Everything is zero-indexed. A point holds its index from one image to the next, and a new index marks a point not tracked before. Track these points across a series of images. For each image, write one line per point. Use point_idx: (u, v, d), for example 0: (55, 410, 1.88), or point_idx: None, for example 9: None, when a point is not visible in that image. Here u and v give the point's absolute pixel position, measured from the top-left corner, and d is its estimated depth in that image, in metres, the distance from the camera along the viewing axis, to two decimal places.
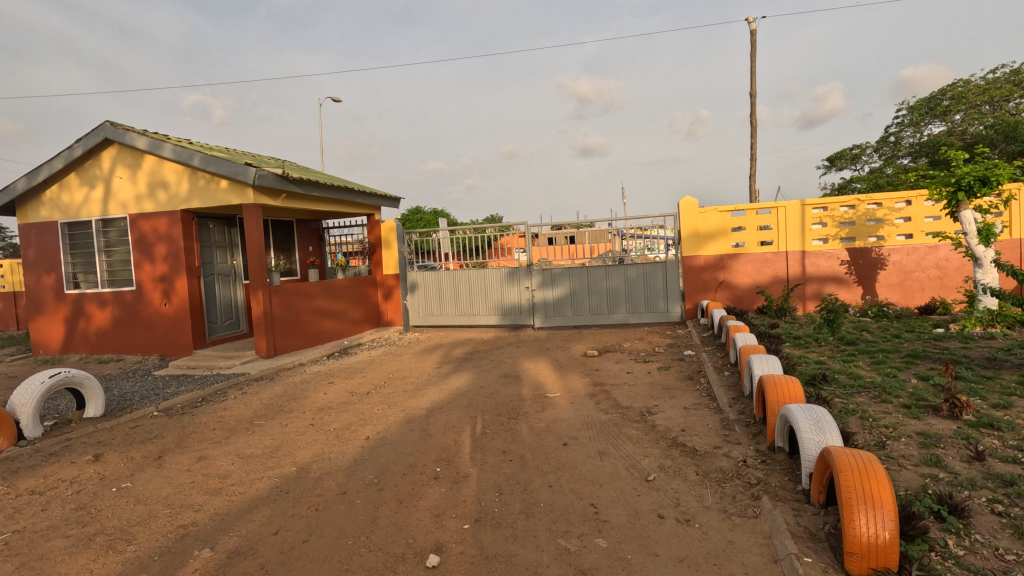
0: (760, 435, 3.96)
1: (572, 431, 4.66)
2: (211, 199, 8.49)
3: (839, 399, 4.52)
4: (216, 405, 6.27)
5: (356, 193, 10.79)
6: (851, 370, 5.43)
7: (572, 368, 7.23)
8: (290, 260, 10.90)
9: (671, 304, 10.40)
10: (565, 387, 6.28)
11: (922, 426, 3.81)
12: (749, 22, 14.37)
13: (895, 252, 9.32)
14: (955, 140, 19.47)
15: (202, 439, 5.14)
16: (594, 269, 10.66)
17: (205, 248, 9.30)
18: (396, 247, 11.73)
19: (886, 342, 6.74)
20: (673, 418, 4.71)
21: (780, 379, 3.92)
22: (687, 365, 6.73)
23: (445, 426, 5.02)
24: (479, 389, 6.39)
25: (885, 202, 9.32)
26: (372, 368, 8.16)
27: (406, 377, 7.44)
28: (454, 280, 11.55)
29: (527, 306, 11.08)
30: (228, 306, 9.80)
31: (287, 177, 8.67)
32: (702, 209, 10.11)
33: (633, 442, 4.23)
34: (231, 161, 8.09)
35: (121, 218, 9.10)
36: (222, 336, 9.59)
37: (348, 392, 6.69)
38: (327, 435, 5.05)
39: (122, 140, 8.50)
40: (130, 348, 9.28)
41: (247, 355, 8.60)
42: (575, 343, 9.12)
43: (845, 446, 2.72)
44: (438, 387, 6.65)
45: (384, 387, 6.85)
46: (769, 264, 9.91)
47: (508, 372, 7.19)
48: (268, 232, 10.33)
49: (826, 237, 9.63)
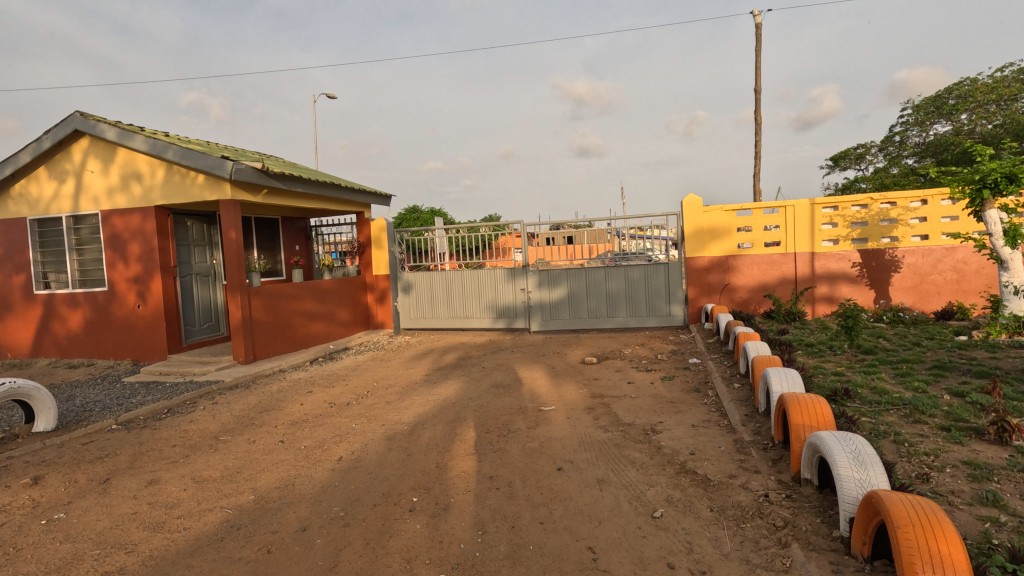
0: (780, 462, 3.47)
1: (568, 452, 4.17)
2: (186, 194, 7.99)
3: (867, 419, 4.04)
4: (182, 417, 5.77)
5: (344, 189, 10.30)
6: (874, 384, 4.95)
7: (569, 377, 6.74)
8: (274, 260, 10.40)
9: (673, 308, 9.92)
10: (561, 399, 5.79)
11: (967, 454, 3.33)
12: (754, 15, 13.90)
13: (910, 254, 8.85)
14: (963, 140, 18.97)
15: (158, 458, 4.64)
16: (593, 270, 10.17)
17: (182, 247, 8.81)
18: (387, 247, 11.24)
19: (907, 351, 6.26)
20: (680, 439, 4.22)
21: (805, 399, 3.42)
22: (692, 376, 6.23)
23: (428, 446, 4.53)
24: (468, 400, 5.90)
25: (900, 201, 8.85)
26: (356, 376, 7.66)
27: (391, 385, 6.94)
28: (446, 281, 11.05)
29: (523, 309, 10.59)
30: (207, 308, 9.30)
31: (268, 171, 8.18)
32: (706, 208, 9.64)
33: (636, 468, 3.74)
34: (207, 154, 7.61)
35: (93, 214, 8.60)
36: (199, 340, 9.09)
37: (327, 404, 6.19)
38: (296, 455, 4.55)
39: (92, 131, 8.00)
40: (102, 352, 8.76)
41: (224, 360, 8.10)
42: (573, 349, 8.64)
43: (897, 490, 2.24)
44: (423, 398, 6.14)
45: (366, 398, 6.36)
46: (777, 266, 9.43)
47: (500, 381, 6.70)
48: (251, 231, 9.84)
49: (836, 238, 9.16)
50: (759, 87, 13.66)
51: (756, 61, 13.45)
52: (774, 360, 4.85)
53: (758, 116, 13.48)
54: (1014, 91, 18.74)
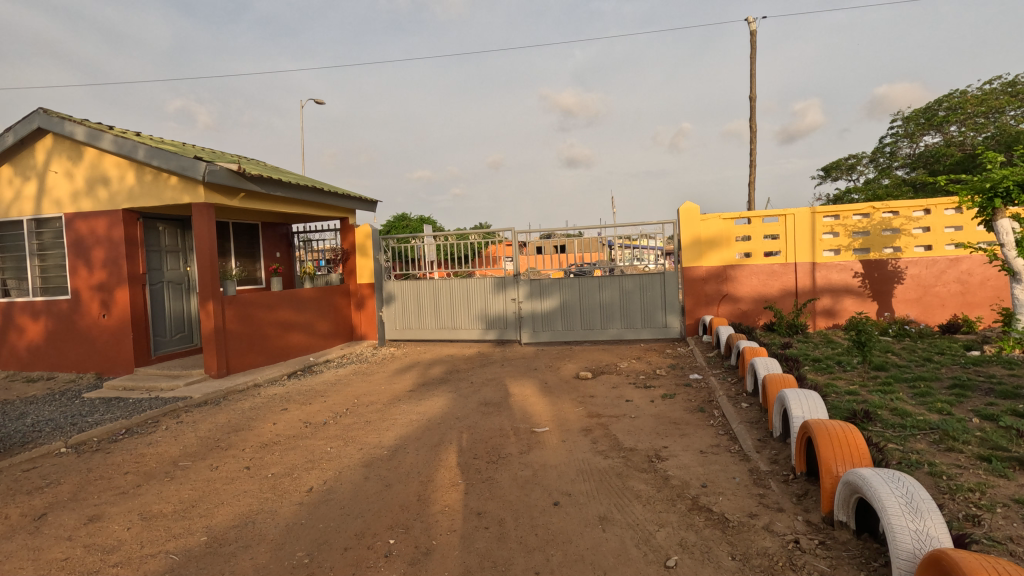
0: (807, 498, 3.07)
1: (565, 484, 3.75)
2: (157, 197, 7.50)
3: (894, 446, 3.67)
4: (141, 439, 5.26)
5: (327, 193, 9.84)
6: (894, 405, 4.59)
7: (563, 394, 6.31)
8: (252, 267, 9.89)
9: (670, 319, 9.56)
10: (556, 418, 5.37)
11: (1017, 491, 2.95)
12: (749, 22, 13.71)
13: (914, 265, 8.58)
14: (954, 151, 18.94)
15: (106, 488, 4.14)
16: (586, 280, 9.78)
17: (152, 253, 8.30)
18: (371, 255, 10.76)
19: (920, 367, 5.93)
20: (688, 467, 3.82)
21: (834, 428, 3.03)
22: (695, 393, 5.84)
23: (409, 474, 4.08)
24: (455, 419, 5.45)
25: (902, 210, 8.62)
26: (336, 391, 7.18)
27: (373, 402, 6.47)
28: (434, 291, 10.61)
29: (513, 319, 10.18)
30: (179, 318, 8.78)
31: (244, 173, 7.70)
32: (703, 216, 9.32)
33: (642, 504, 3.32)
34: (178, 154, 7.12)
35: (57, 218, 8.07)
36: (170, 352, 8.55)
37: (301, 423, 5.72)
38: (261, 484, 4.07)
39: (56, 130, 7.49)
40: (64, 364, 8.19)
41: (195, 374, 7.59)
42: (566, 362, 8.22)
43: (976, 552, 1.84)
44: (406, 417, 5.68)
45: (345, 416, 5.89)
46: (777, 277, 9.11)
47: (489, 398, 6.25)
48: (229, 236, 9.31)
49: (837, 248, 8.87)
50: (754, 95, 13.43)
51: (751, 68, 13.21)
52: (788, 382, 4.40)
53: (753, 123, 13.22)
54: (1003, 103, 18.77)
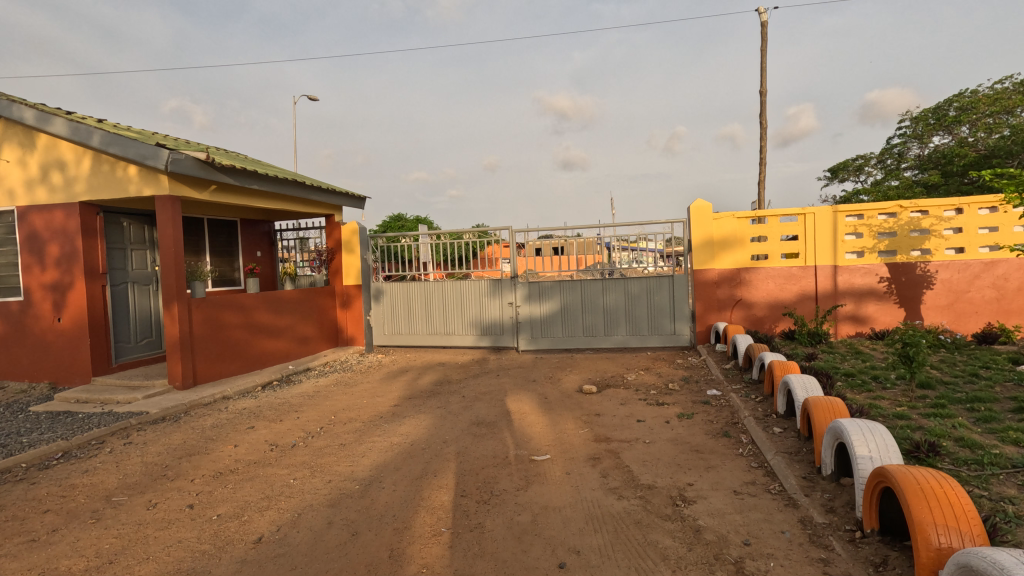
0: (888, 570, 2.39)
1: (572, 535, 3.04)
2: (116, 188, 6.80)
3: (978, 492, 2.99)
4: (77, 466, 4.54)
5: (311, 188, 9.12)
6: (957, 433, 3.91)
7: (565, 411, 5.61)
8: (229, 268, 9.18)
9: (679, 326, 8.86)
10: (558, 442, 4.68)
11: None
12: (759, 12, 13.05)
13: (944, 269, 7.94)
14: (967, 151, 18.23)
15: (14, 533, 3.40)
16: (588, 283, 9.09)
17: (115, 250, 7.59)
18: (358, 253, 10.07)
19: (969, 384, 5.27)
20: (722, 515, 3.12)
21: (923, 477, 2.35)
22: (716, 413, 5.14)
23: (383, 518, 3.37)
24: (441, 444, 4.74)
25: (932, 209, 7.98)
26: (313, 405, 6.47)
27: (351, 420, 5.75)
28: (426, 293, 9.90)
29: (510, 325, 9.49)
30: (146, 322, 8.05)
31: (214, 164, 6.98)
32: (716, 214, 8.62)
33: (671, 570, 2.63)
34: (138, 141, 6.42)
35: (9, 210, 7.35)
36: (134, 359, 7.83)
37: (267, 445, 5.00)
38: (201, 531, 3.35)
39: (5, 113, 6.78)
40: (15, 373, 7.45)
41: (157, 386, 6.84)
42: (567, 373, 7.52)
43: None
44: (385, 439, 4.95)
45: (317, 437, 5.18)
46: (795, 280, 8.42)
47: (481, 417, 5.53)
48: (202, 234, 8.64)
49: (861, 250, 8.20)
50: (764, 90, 12.75)
51: (762, 61, 12.53)
52: (840, 409, 3.63)
53: (764, 119, 12.56)
54: (1017, 102, 18.08)
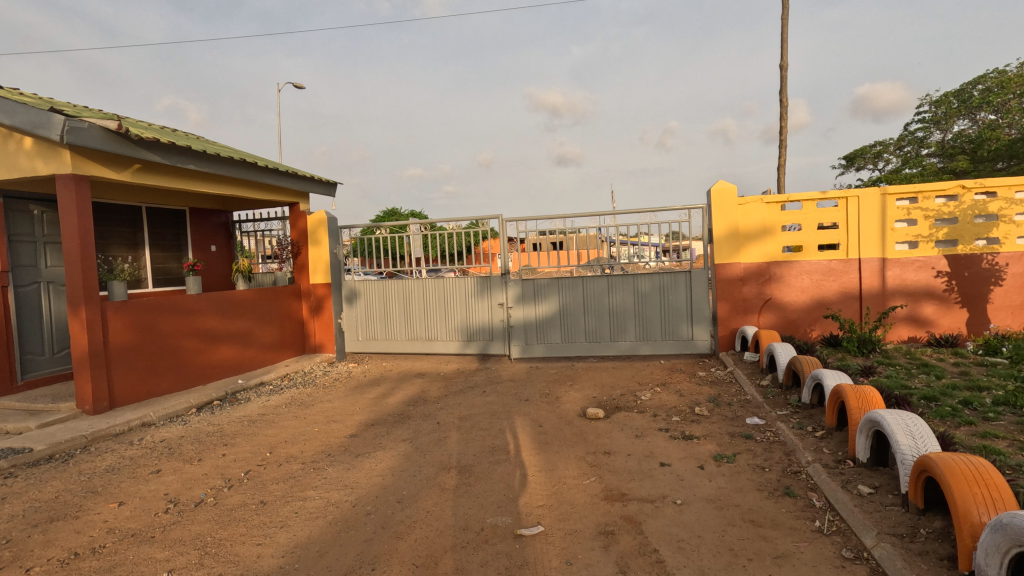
0: None
1: None
2: (10, 166, 5.53)
3: None
4: None
5: (268, 170, 7.78)
6: None
7: (564, 448, 4.33)
8: (171, 265, 7.87)
9: (697, 331, 7.57)
10: (555, 501, 3.39)
11: None
12: None
13: (1016, 262, 6.69)
14: (998, 134, 16.75)
15: None
16: (591, 280, 7.80)
17: (21, 245, 6.29)
18: (327, 245, 8.75)
19: None
20: None
21: None
22: (765, 455, 3.86)
23: None
24: (394, 506, 3.43)
25: (1001, 190, 6.68)
26: (251, 435, 5.18)
27: (289, 461, 4.45)
28: (404, 293, 8.60)
29: (500, 330, 8.22)
30: (64, 330, 6.77)
31: (132, 136, 5.66)
32: (741, 199, 7.30)
33: None
34: (28, 105, 5.12)
35: None
36: (47, 375, 6.55)
37: (164, 503, 3.71)
38: None
39: None
40: None
41: (63, 410, 5.57)
42: (567, 389, 6.23)
43: None
44: (322, 496, 3.67)
45: (236, 489, 3.89)
46: (835, 276, 7.12)
47: (456, 457, 4.24)
48: (136, 225, 7.35)
49: (915, 239, 6.91)
50: (785, 63, 11.43)
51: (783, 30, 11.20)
52: (998, 483, 2.30)
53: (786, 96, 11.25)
54: None
